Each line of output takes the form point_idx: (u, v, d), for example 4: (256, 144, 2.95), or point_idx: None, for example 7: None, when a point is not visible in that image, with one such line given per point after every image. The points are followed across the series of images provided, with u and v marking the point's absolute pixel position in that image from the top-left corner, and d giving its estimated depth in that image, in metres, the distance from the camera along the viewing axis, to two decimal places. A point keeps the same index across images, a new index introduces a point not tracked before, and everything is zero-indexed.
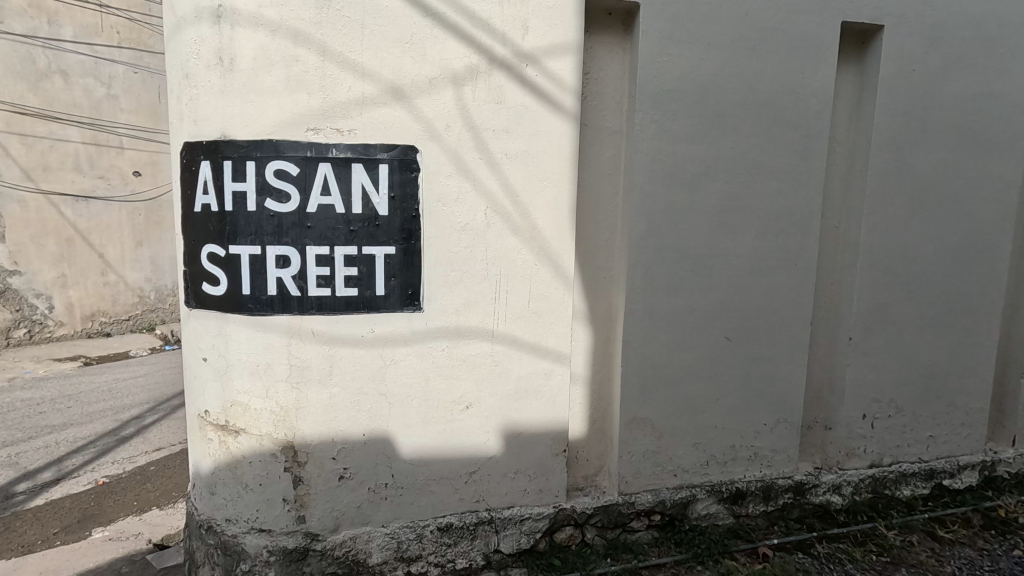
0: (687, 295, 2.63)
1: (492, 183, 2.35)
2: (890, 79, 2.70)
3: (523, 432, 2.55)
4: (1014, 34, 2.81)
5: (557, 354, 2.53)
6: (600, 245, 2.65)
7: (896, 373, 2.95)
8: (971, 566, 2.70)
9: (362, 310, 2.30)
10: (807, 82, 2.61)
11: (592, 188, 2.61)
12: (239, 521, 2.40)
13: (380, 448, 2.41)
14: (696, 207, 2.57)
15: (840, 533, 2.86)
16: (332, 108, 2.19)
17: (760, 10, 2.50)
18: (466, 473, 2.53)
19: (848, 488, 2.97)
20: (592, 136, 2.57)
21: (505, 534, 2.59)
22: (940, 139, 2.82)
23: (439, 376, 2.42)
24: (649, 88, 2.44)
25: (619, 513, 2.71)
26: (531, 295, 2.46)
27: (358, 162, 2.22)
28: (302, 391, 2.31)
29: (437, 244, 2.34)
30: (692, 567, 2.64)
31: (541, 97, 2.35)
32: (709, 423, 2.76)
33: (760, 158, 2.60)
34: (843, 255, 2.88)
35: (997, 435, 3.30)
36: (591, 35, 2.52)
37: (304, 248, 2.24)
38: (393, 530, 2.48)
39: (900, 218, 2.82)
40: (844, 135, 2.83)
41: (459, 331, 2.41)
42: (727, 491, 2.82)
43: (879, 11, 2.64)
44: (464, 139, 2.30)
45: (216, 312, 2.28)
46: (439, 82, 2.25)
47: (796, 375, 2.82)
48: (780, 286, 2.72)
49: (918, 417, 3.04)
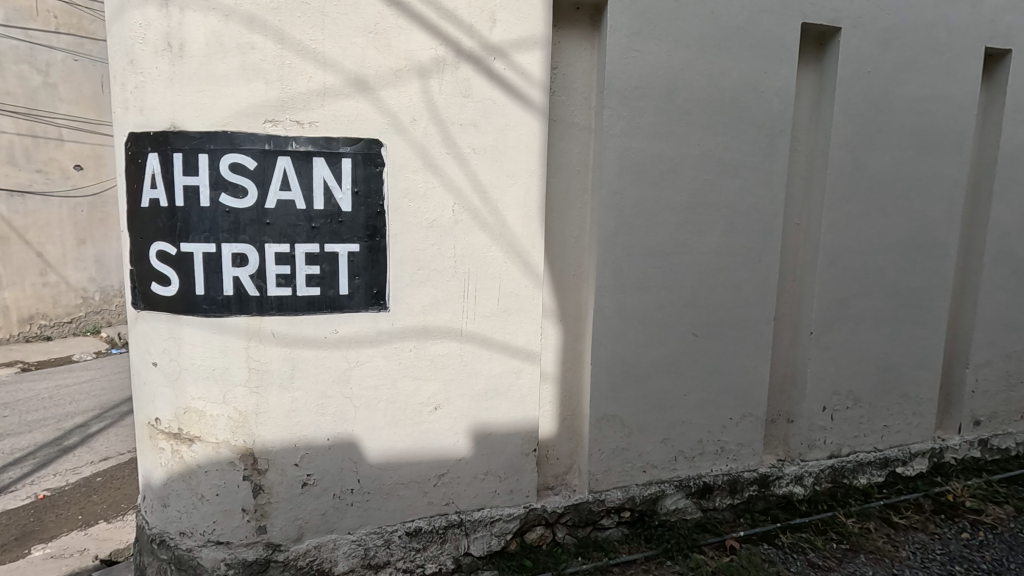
0: (656, 292, 2.63)
1: (461, 179, 2.29)
2: (847, 80, 2.77)
3: (493, 432, 2.50)
4: (960, 39, 2.94)
5: (527, 353, 2.50)
6: (569, 242, 2.63)
7: (853, 366, 3.05)
8: (925, 550, 2.81)
9: (325, 310, 2.22)
10: (770, 82, 2.65)
11: (561, 184, 2.58)
12: (194, 534, 2.28)
13: (345, 452, 2.33)
14: (664, 205, 2.58)
15: (803, 523, 2.94)
16: (291, 99, 2.09)
17: (724, 9, 2.52)
18: (435, 476, 2.47)
19: (810, 479, 3.05)
20: (560, 133, 2.55)
21: (475, 536, 2.55)
22: (894, 139, 2.91)
23: (406, 377, 2.35)
24: (617, 85, 2.43)
25: (589, 511, 2.70)
26: (500, 293, 2.42)
27: (320, 156, 2.13)
28: (262, 396, 2.21)
29: (404, 241, 2.27)
30: (662, 563, 2.65)
31: (509, 91, 2.31)
32: (677, 418, 2.78)
33: (725, 156, 2.63)
34: (804, 251, 2.96)
35: (945, 424, 3.45)
36: (559, 30, 2.49)
37: (263, 246, 2.13)
38: (359, 537, 2.40)
39: (857, 216, 2.91)
40: (805, 135, 2.90)
41: (426, 331, 2.34)
42: (695, 486, 2.85)
43: (836, 14, 2.70)
44: (431, 133, 2.23)
45: (166, 313, 2.15)
46: (405, 74, 2.18)
47: (760, 369, 2.87)
48: (744, 281, 2.76)
49: (874, 408, 3.15)
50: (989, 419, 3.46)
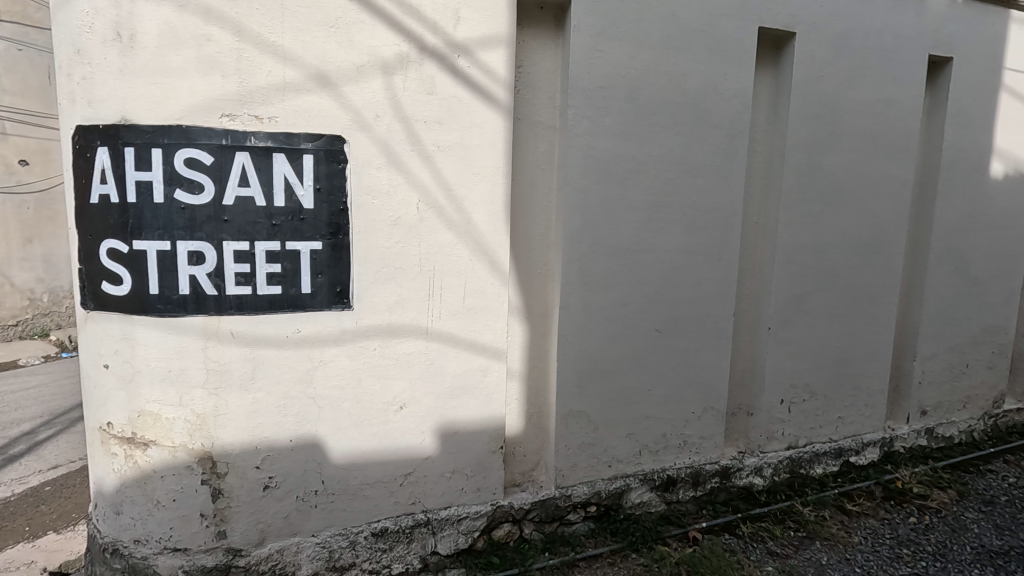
0: (620, 289, 2.67)
1: (425, 176, 2.28)
2: (802, 83, 2.87)
3: (459, 430, 2.50)
4: (907, 46, 3.07)
5: (493, 351, 2.50)
6: (535, 240, 2.65)
7: (809, 360, 3.16)
8: (875, 535, 2.93)
9: (287, 309, 2.18)
10: (729, 83, 2.72)
11: (526, 182, 2.60)
12: (149, 541, 2.20)
13: (308, 454, 2.29)
14: (627, 203, 2.62)
15: (763, 513, 3.02)
16: (250, 93, 2.04)
17: (685, 12, 2.58)
18: (402, 475, 2.45)
19: (768, 470, 3.15)
20: (525, 131, 2.56)
21: (442, 535, 2.54)
22: (846, 141, 3.03)
23: (371, 376, 2.33)
24: (581, 84, 2.46)
25: (555, 506, 2.73)
26: (466, 291, 2.41)
27: (281, 152, 2.09)
28: (221, 397, 2.15)
29: (368, 239, 2.24)
30: (627, 556, 2.69)
31: (474, 88, 2.31)
32: (642, 413, 2.83)
33: (686, 156, 2.69)
34: (762, 249, 3.05)
35: (895, 415, 3.61)
36: (524, 29, 2.51)
37: (220, 243, 2.08)
38: (324, 539, 2.37)
39: (812, 215, 3.01)
40: (762, 136, 2.99)
41: (391, 330, 2.32)
42: (659, 479, 2.91)
43: (792, 19, 2.79)
44: (395, 130, 2.22)
45: (118, 314, 2.07)
46: (368, 69, 2.16)
47: (722, 363, 2.95)
48: (706, 279, 2.83)
49: (829, 400, 3.27)
50: (934, 409, 3.63)
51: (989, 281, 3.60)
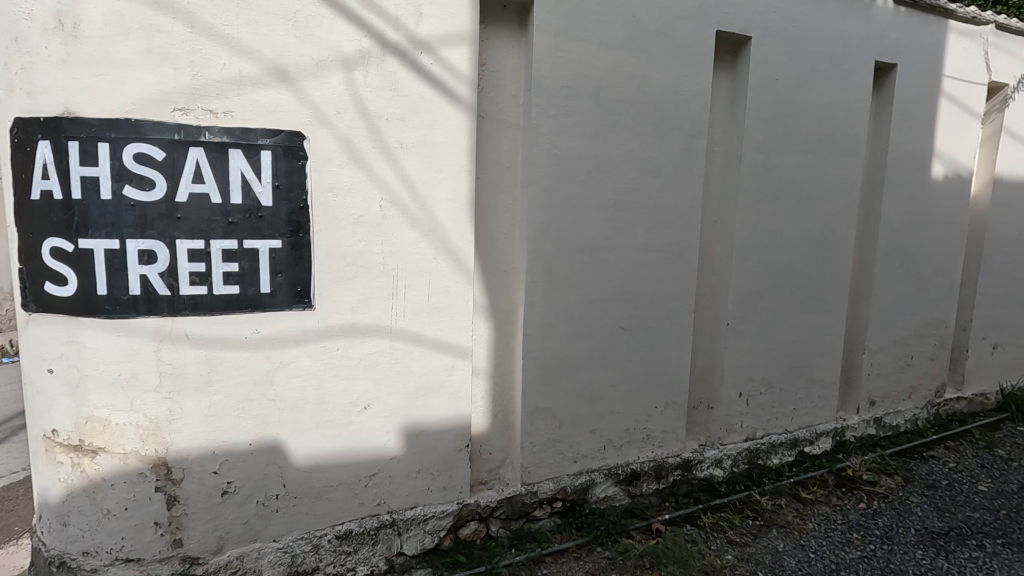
0: (584, 287, 2.70)
1: (389, 173, 2.25)
2: (758, 86, 2.96)
3: (425, 429, 2.48)
4: (855, 52, 3.21)
5: (458, 350, 2.50)
6: (500, 239, 2.66)
7: (766, 354, 3.26)
8: (828, 521, 3.06)
9: (245, 309, 2.12)
10: (688, 85, 2.78)
11: (491, 180, 2.60)
12: (99, 553, 2.11)
13: (269, 457, 2.24)
14: (591, 202, 2.65)
15: (722, 503, 3.11)
16: (204, 86, 1.98)
17: (646, 14, 2.62)
18: (367, 476, 2.42)
19: (728, 462, 3.24)
20: (489, 129, 2.56)
21: (408, 535, 2.53)
22: (799, 143, 3.14)
23: (334, 376, 2.29)
24: (545, 83, 2.47)
25: (522, 503, 2.75)
26: (431, 289, 2.40)
27: (237, 147, 2.03)
28: (176, 401, 2.08)
29: (329, 237, 2.20)
30: (592, 549, 2.73)
31: (437, 86, 2.29)
32: (606, 409, 2.87)
33: (648, 155, 2.74)
34: (721, 247, 3.13)
35: (846, 405, 3.77)
36: (487, 27, 2.50)
37: (173, 242, 2.00)
38: (286, 544, 2.33)
39: (768, 214, 3.11)
40: (721, 137, 3.07)
41: (355, 329, 2.29)
42: (623, 473, 2.96)
43: (748, 23, 2.87)
44: (357, 126, 2.19)
45: (63, 316, 1.97)
46: (328, 64, 2.12)
47: (683, 358, 3.01)
48: (667, 276, 2.89)
49: (785, 393, 3.39)
50: (882, 399, 3.81)
51: (931, 277, 3.80)
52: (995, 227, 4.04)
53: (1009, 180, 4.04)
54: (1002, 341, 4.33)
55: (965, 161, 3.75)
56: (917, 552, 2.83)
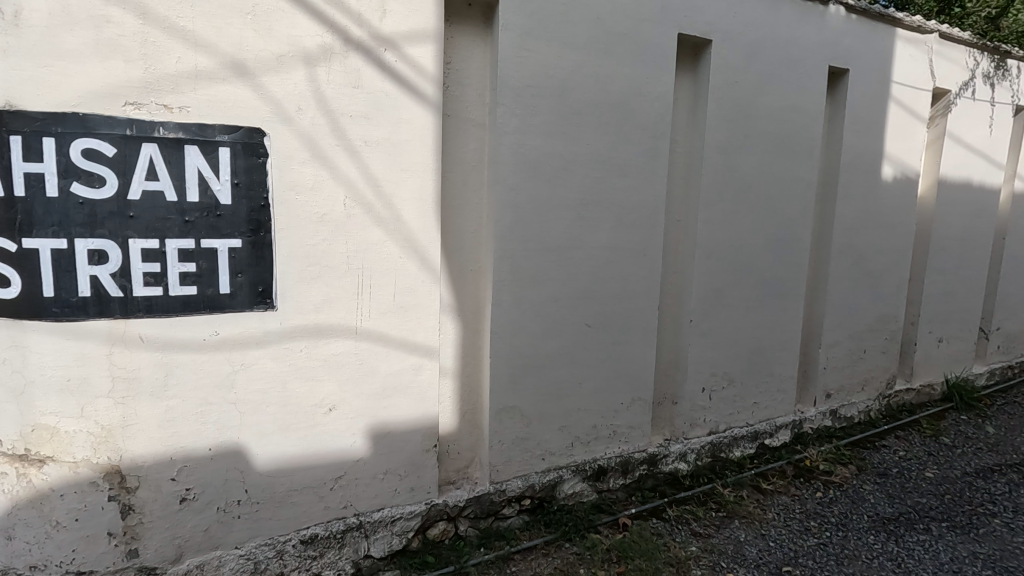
0: (551, 285, 2.72)
1: (352, 172, 2.22)
2: (718, 89, 3.03)
3: (392, 430, 2.46)
4: (810, 57, 3.32)
5: (425, 349, 2.49)
6: (466, 237, 2.65)
7: (727, 349, 3.35)
8: (787, 511, 3.16)
9: (204, 310, 2.06)
10: (652, 86, 2.83)
11: (457, 179, 2.59)
12: (48, 567, 2.00)
13: (230, 462, 2.19)
14: (557, 201, 2.67)
15: (687, 496, 3.18)
16: (157, 80, 1.91)
17: (610, 15, 2.66)
18: (332, 479, 2.38)
19: (692, 455, 3.32)
20: (455, 127, 2.55)
21: (375, 537, 2.50)
22: (758, 144, 3.23)
23: (298, 378, 2.24)
24: (511, 82, 2.48)
25: (490, 502, 2.75)
26: (397, 289, 2.38)
27: (193, 143, 1.97)
28: (130, 407, 2.01)
29: (292, 236, 2.16)
30: (560, 545, 2.76)
31: (402, 83, 2.27)
32: (574, 406, 2.90)
33: (613, 155, 2.78)
34: (684, 245, 3.20)
35: (803, 398, 3.90)
36: (452, 25, 2.49)
37: (126, 241, 1.93)
38: (248, 551, 2.27)
39: (729, 213, 3.20)
40: (683, 138, 3.14)
41: (319, 330, 2.25)
42: (591, 469, 3.00)
43: (708, 27, 2.94)
44: (319, 123, 2.15)
45: (5, 319, 1.84)
46: (289, 60, 2.07)
47: (648, 355, 3.07)
48: (632, 274, 2.94)
49: (746, 387, 3.48)
50: (837, 391, 3.96)
51: (882, 274, 3.96)
52: (940, 226, 4.25)
53: (952, 182, 4.25)
54: (947, 334, 4.56)
55: (912, 163, 3.93)
56: (869, 537, 2.96)
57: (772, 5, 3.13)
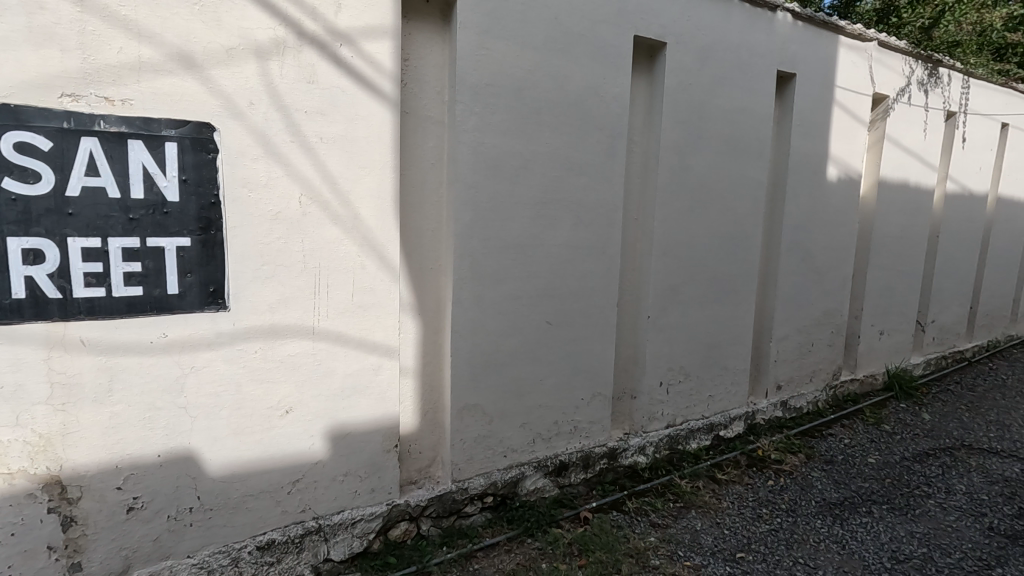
0: (512, 283, 2.74)
1: (308, 169, 2.18)
2: (673, 90, 3.11)
3: (351, 431, 2.43)
4: (759, 62, 3.44)
5: (385, 348, 2.46)
6: (426, 236, 2.64)
7: (684, 344, 3.45)
8: (741, 499, 3.28)
9: (150, 312, 1.98)
10: (609, 87, 2.88)
11: (415, 177, 2.57)
12: None
13: (180, 468, 2.11)
14: (517, 199, 2.69)
15: (646, 488, 3.26)
16: (97, 71, 1.82)
17: (567, 16, 2.69)
18: (290, 482, 2.33)
19: (650, 448, 3.40)
20: (413, 125, 2.54)
21: (335, 540, 2.46)
22: (711, 145, 3.33)
23: (253, 381, 2.19)
24: (469, 80, 2.48)
25: (452, 500, 2.75)
26: (355, 288, 2.35)
27: (137, 138, 1.89)
28: (71, 413, 1.91)
29: (245, 235, 2.10)
30: (522, 541, 2.78)
31: (358, 79, 2.24)
32: (535, 403, 2.93)
33: (571, 154, 2.81)
34: (641, 243, 3.27)
35: (756, 391, 4.05)
36: (409, 22, 2.47)
37: (64, 240, 1.83)
38: (202, 559, 2.20)
39: (684, 212, 3.28)
40: (640, 138, 3.20)
41: (274, 331, 2.20)
42: (552, 465, 3.04)
43: (663, 30, 3.01)
44: (272, 118, 2.09)
45: None
46: (240, 53, 2.02)
47: (607, 350, 3.13)
48: (592, 271, 2.98)
49: (701, 380, 3.59)
50: (787, 383, 4.12)
51: (828, 270, 4.15)
52: (880, 224, 4.48)
53: (891, 182, 4.49)
54: (888, 327, 4.81)
55: (855, 164, 4.12)
56: (816, 522, 3.10)
57: (723, 11, 3.23)
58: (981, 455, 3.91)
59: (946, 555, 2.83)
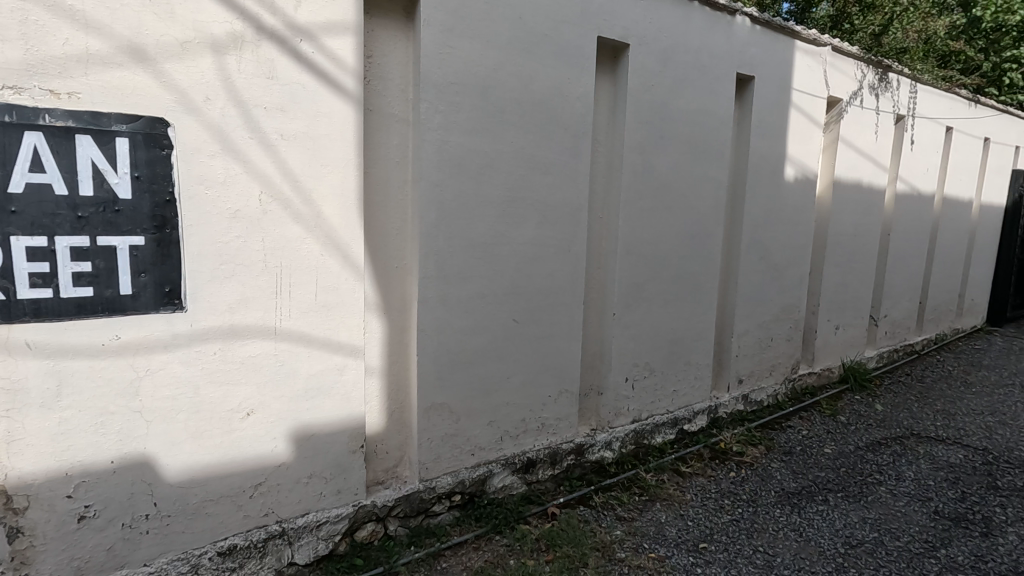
0: (478, 282, 2.74)
1: (267, 166, 2.14)
2: (636, 91, 3.16)
3: (315, 432, 2.39)
4: (719, 64, 3.53)
5: (350, 348, 2.44)
6: (391, 234, 2.62)
7: (649, 340, 3.51)
8: (704, 491, 3.36)
9: (102, 313, 1.91)
10: (573, 87, 2.91)
11: (380, 175, 2.55)
12: None
13: (135, 474, 2.05)
14: (482, 198, 2.69)
15: (612, 483, 3.31)
16: (40, 62, 1.74)
17: (531, 16, 2.70)
18: (252, 486, 2.29)
19: (617, 444, 3.44)
20: (377, 122, 2.51)
21: (300, 543, 2.43)
22: (674, 144, 3.40)
23: (212, 383, 2.13)
24: (433, 79, 2.47)
25: (420, 500, 2.74)
26: (318, 287, 2.32)
27: (85, 133, 1.82)
28: (17, 420, 1.83)
29: (202, 233, 2.05)
30: (491, 538, 2.80)
31: (320, 76, 2.21)
32: (502, 400, 2.94)
33: (537, 153, 2.83)
34: (607, 241, 3.31)
35: (719, 385, 4.15)
36: (372, 18, 2.45)
37: (7, 239, 1.75)
38: (159, 567, 2.14)
39: (648, 210, 3.34)
40: (604, 137, 3.24)
41: (234, 332, 2.15)
42: (520, 462, 3.05)
43: (626, 32, 3.06)
44: (230, 114, 2.05)
45: None
46: (195, 47, 1.96)
47: (573, 347, 3.16)
48: (558, 270, 3.01)
49: (666, 376, 3.66)
50: (748, 377, 4.24)
51: (786, 267, 4.28)
52: (835, 223, 4.65)
53: (845, 182, 4.66)
54: (843, 322, 5.00)
55: (811, 164, 4.27)
56: (775, 511, 3.20)
57: (684, 13, 3.30)
58: (928, 443, 4.10)
59: (895, 539, 2.96)
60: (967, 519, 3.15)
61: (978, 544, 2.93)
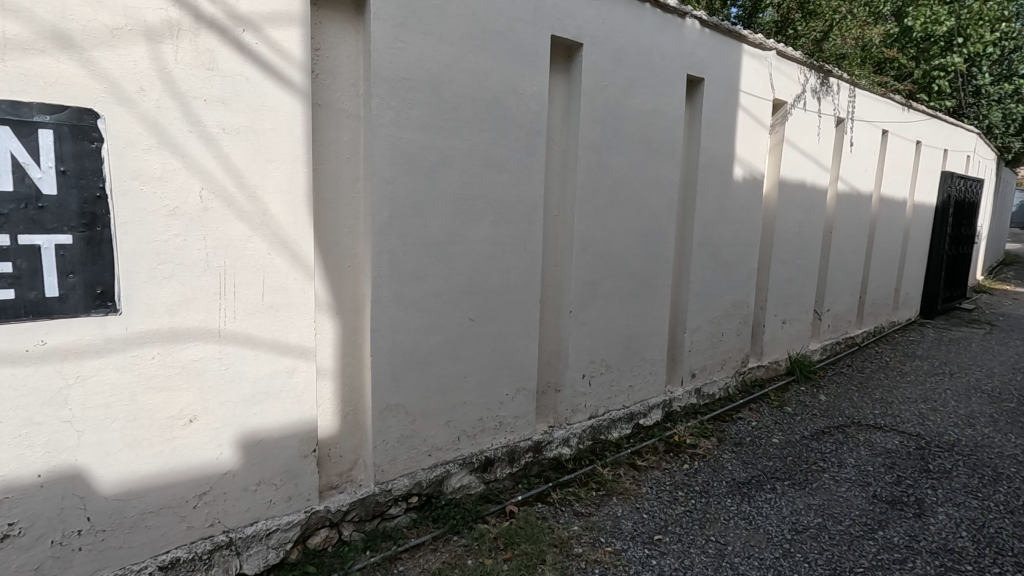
0: (433, 281, 2.71)
1: (208, 161, 2.04)
2: (589, 90, 3.19)
3: (263, 437, 2.31)
4: (670, 65, 3.61)
5: (300, 350, 2.37)
6: (343, 232, 2.55)
7: (605, 337, 3.56)
8: (658, 484, 3.43)
9: (25, 317, 1.78)
10: (527, 85, 2.91)
11: (330, 171, 2.48)
12: None
13: (65, 488, 1.92)
14: (436, 196, 2.66)
15: (570, 479, 3.34)
16: None
17: (484, 13, 2.69)
18: (195, 496, 2.19)
19: (574, 440, 3.47)
20: (326, 117, 2.44)
21: (249, 553, 2.34)
22: (627, 144, 3.44)
23: (150, 389, 2.03)
24: (385, 74, 2.42)
25: (375, 503, 2.68)
26: (265, 287, 2.24)
27: (3, 124, 1.69)
28: None
29: (137, 232, 1.94)
30: (448, 539, 2.77)
31: (264, 67, 2.13)
32: (459, 400, 2.92)
33: (491, 151, 2.82)
34: (563, 239, 3.33)
35: (673, 379, 4.25)
36: (320, 10, 2.38)
37: None
38: None
39: (602, 208, 3.38)
40: (559, 136, 3.26)
41: (174, 335, 2.05)
42: (478, 461, 3.04)
43: (579, 31, 3.08)
44: (167, 106, 1.95)
45: None
46: (127, 35, 1.86)
47: (530, 345, 3.17)
48: (514, 268, 3.01)
49: (621, 371, 3.72)
50: (701, 371, 4.36)
51: (735, 264, 4.42)
52: (781, 221, 4.83)
53: (790, 182, 4.85)
54: (789, 316, 5.20)
55: (758, 164, 4.42)
56: (726, 500, 3.30)
57: (636, 14, 3.35)
58: (867, 430, 4.32)
59: (837, 523, 3.10)
60: (901, 501, 3.33)
61: (911, 524, 3.10)
